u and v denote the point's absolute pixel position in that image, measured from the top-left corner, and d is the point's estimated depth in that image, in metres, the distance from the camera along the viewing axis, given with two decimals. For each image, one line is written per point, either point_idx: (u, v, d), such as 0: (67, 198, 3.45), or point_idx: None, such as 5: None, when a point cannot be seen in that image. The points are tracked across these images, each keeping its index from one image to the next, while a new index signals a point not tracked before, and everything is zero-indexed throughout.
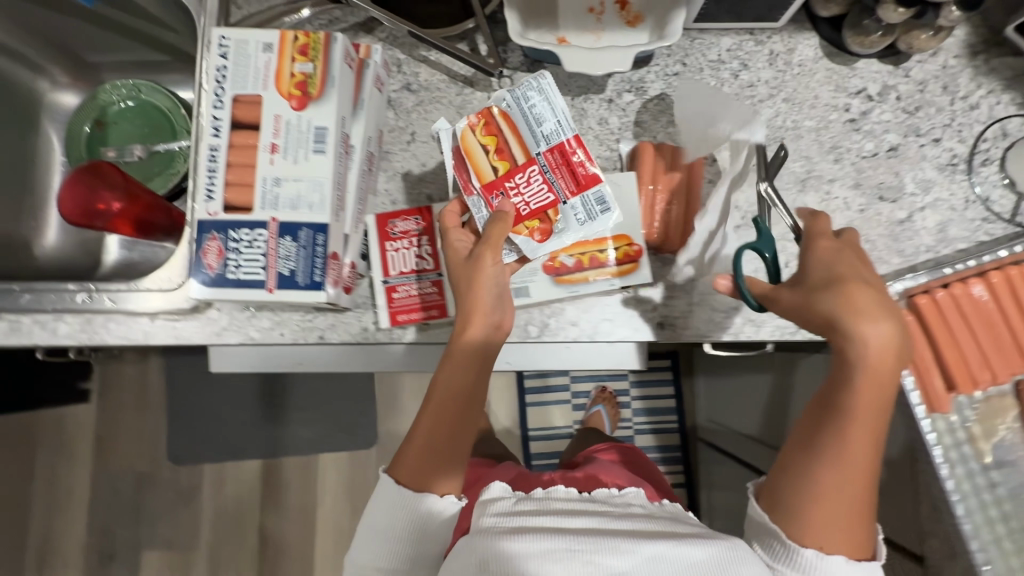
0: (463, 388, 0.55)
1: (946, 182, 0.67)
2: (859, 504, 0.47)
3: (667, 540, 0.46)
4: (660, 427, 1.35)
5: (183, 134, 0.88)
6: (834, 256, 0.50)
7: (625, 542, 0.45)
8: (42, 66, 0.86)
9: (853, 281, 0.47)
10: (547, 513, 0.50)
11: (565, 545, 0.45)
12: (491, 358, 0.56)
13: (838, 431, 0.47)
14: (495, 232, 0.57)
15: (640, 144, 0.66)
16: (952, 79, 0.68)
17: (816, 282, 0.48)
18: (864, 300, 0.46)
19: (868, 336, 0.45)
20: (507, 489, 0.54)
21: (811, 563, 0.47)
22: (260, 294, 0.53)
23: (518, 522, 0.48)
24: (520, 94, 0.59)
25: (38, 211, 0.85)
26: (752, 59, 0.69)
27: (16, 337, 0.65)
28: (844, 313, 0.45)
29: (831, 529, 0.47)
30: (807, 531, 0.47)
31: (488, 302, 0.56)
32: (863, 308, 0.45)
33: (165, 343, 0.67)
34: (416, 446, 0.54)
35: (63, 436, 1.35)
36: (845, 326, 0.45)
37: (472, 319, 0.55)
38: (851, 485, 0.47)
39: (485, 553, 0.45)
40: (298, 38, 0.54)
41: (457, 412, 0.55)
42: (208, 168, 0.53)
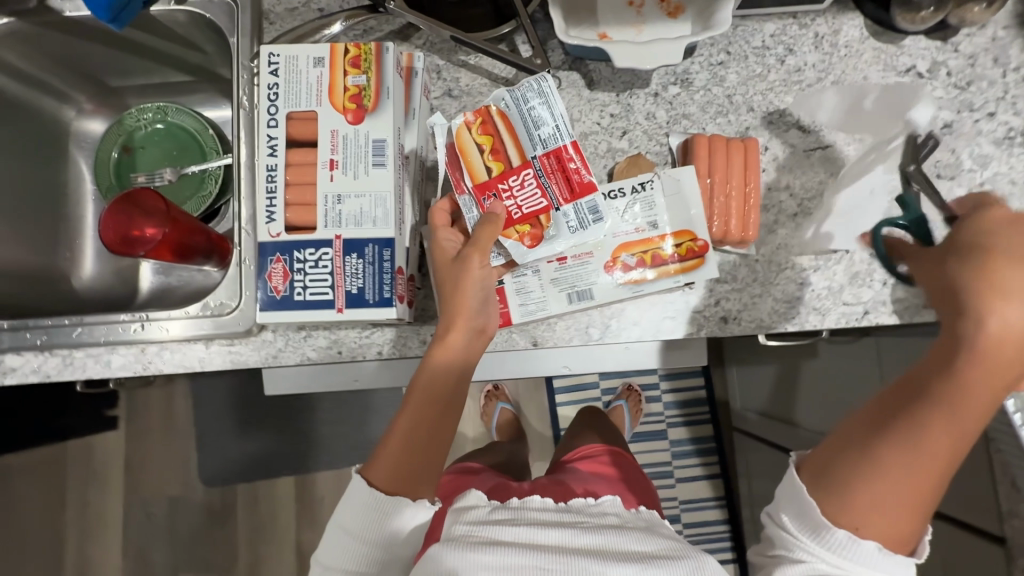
0: (447, 392, 0.54)
1: (1003, 156, 0.66)
2: (908, 493, 0.44)
3: (636, 562, 0.44)
4: (694, 419, 1.34)
5: (213, 155, 0.86)
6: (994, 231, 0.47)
7: (597, 564, 0.43)
8: (68, 95, 0.85)
9: (1003, 259, 0.45)
10: (522, 523, 0.47)
11: (535, 564, 0.43)
12: (473, 363, 0.57)
13: (919, 412, 0.44)
14: (484, 234, 0.57)
15: (692, 136, 0.65)
16: (1002, 51, 0.67)
17: (956, 254, 0.48)
18: (1001, 277, 0.44)
19: (989, 314, 0.43)
20: (483, 498, 0.51)
21: (843, 544, 0.44)
22: (330, 314, 0.52)
23: (491, 533, 0.46)
24: (520, 95, 0.59)
25: (71, 241, 0.84)
26: (797, 43, 0.68)
27: (71, 371, 0.64)
28: (980, 288, 0.44)
29: (873, 515, 0.44)
30: (846, 511, 0.45)
31: (473, 305, 0.56)
32: (1002, 290, 0.43)
33: (222, 367, 0.65)
34: (394, 447, 0.52)
35: (89, 466, 1.32)
36: (975, 303, 0.44)
37: (457, 319, 0.55)
38: (902, 472, 0.44)
39: (452, 561, 0.43)
40: (349, 50, 0.54)
41: (438, 416, 0.54)
42: (267, 189, 0.52)
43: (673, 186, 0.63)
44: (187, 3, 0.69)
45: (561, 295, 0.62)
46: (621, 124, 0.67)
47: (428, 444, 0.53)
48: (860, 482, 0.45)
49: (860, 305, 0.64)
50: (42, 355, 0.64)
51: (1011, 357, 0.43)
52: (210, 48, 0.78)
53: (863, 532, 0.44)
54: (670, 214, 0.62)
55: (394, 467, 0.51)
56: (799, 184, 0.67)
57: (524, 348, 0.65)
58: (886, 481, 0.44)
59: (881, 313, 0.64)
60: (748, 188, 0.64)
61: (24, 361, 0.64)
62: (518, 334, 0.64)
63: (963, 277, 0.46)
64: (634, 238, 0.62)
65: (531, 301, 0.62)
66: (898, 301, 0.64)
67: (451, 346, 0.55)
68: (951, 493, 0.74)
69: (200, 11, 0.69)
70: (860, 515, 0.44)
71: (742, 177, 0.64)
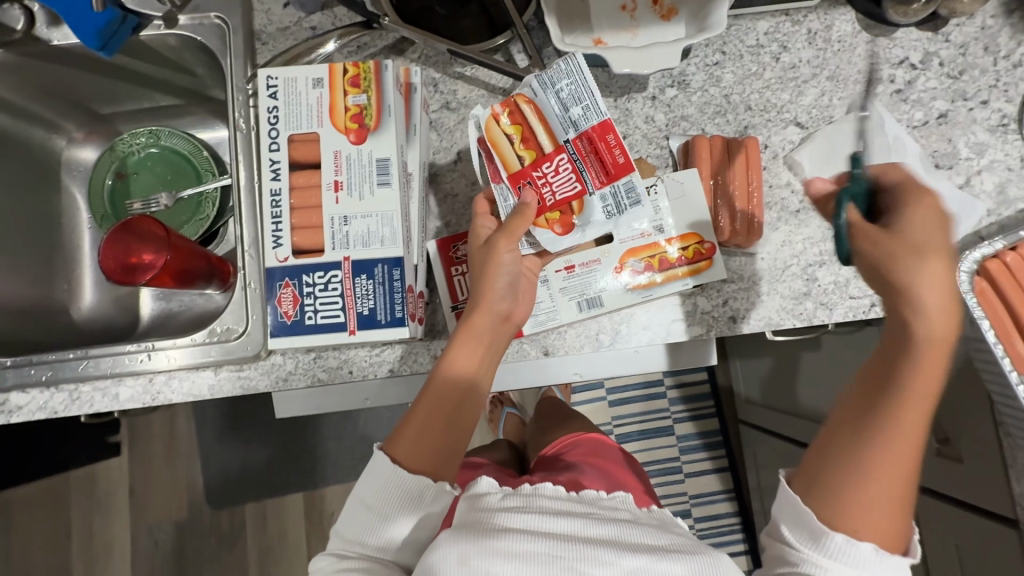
0: (469, 380, 0.55)
1: (999, 143, 0.66)
2: (893, 487, 0.44)
3: (648, 553, 0.43)
4: (700, 413, 1.34)
5: (208, 177, 0.85)
6: (933, 216, 0.46)
7: (610, 552, 0.42)
8: (58, 125, 0.83)
9: (939, 253, 0.45)
10: (531, 512, 0.46)
11: (546, 550, 0.42)
12: (498, 346, 0.57)
13: (887, 408, 0.45)
14: (514, 223, 0.57)
15: (692, 138, 0.65)
16: (992, 39, 0.67)
17: (900, 243, 0.46)
18: (931, 265, 0.45)
19: (928, 314, 0.45)
20: (495, 486, 0.50)
21: (841, 549, 0.43)
22: (342, 337, 0.52)
23: (501, 520, 0.45)
24: (547, 80, 0.58)
25: (69, 272, 0.83)
26: (791, 40, 0.68)
27: (77, 406, 0.63)
28: (919, 288, 0.45)
29: (864, 516, 0.43)
30: (839, 514, 0.44)
31: (499, 292, 0.57)
32: (936, 288, 0.45)
33: (232, 394, 0.64)
34: (417, 427, 0.52)
35: (94, 495, 1.30)
36: (914, 301, 0.45)
37: (482, 303, 0.56)
38: (884, 470, 0.44)
39: (463, 549, 0.42)
40: (348, 69, 0.53)
41: (456, 408, 0.53)
42: (273, 214, 0.52)
43: (677, 189, 0.63)
44: (177, 27, 0.68)
45: (570, 303, 0.62)
46: (621, 129, 0.67)
47: (449, 430, 0.53)
48: (846, 483, 0.44)
49: (866, 297, 0.64)
50: (48, 391, 0.63)
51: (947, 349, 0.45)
52: (202, 70, 0.77)
53: (862, 533, 0.43)
54: (675, 218, 0.63)
55: (416, 446, 0.51)
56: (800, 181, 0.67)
57: (535, 358, 0.65)
58: (874, 480, 0.44)
59: None
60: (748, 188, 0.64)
61: (30, 399, 0.63)
62: (529, 344, 0.64)
63: (900, 273, 0.45)
64: (640, 242, 0.63)
65: (541, 310, 0.62)
66: None
67: (477, 330, 0.55)
68: (963, 479, 0.75)
69: (191, 34, 0.69)
70: (855, 516, 0.43)
71: (744, 176, 0.64)
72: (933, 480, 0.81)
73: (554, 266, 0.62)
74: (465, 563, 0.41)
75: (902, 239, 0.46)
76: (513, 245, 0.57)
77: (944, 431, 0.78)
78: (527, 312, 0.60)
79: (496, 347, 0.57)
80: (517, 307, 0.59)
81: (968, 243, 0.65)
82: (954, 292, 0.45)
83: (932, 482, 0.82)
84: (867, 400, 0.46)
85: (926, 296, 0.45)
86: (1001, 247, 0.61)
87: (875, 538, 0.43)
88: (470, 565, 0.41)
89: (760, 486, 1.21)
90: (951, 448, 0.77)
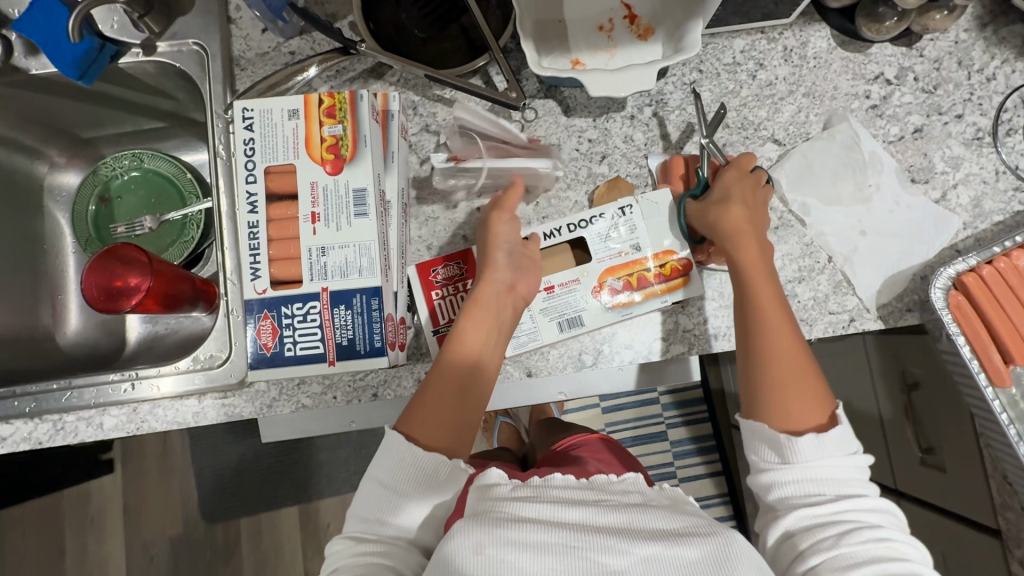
0: (479, 352, 0.57)
1: (974, 157, 0.67)
2: (803, 380, 0.54)
3: (661, 540, 0.42)
4: (692, 418, 1.34)
5: (192, 200, 0.85)
6: (729, 176, 0.62)
7: (623, 540, 0.41)
8: (40, 150, 0.83)
9: (733, 202, 0.60)
10: (544, 500, 0.45)
11: (560, 540, 0.41)
12: (507, 313, 0.59)
13: (758, 328, 0.57)
14: (507, 199, 0.62)
15: (670, 159, 0.66)
16: (966, 53, 0.68)
17: (711, 203, 0.61)
18: (735, 204, 0.60)
19: (737, 249, 0.59)
20: (504, 476, 0.49)
21: (789, 448, 0.51)
22: (321, 366, 0.56)
23: (514, 508, 0.44)
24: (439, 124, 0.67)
25: (54, 297, 0.83)
26: (767, 58, 0.68)
27: (62, 436, 0.63)
28: (729, 231, 0.59)
29: (790, 410, 0.53)
30: (773, 417, 0.53)
31: (500, 259, 0.59)
32: (739, 226, 0.59)
33: (217, 421, 0.64)
34: (435, 409, 0.54)
35: (87, 513, 1.30)
36: (729, 242, 0.59)
37: (487, 276, 0.58)
38: (785, 370, 0.55)
39: (478, 536, 0.41)
40: (323, 101, 0.56)
41: (469, 379, 0.56)
42: (251, 247, 0.55)
43: (654, 212, 0.64)
44: (156, 54, 0.68)
45: (551, 324, 0.63)
46: (600, 148, 0.68)
47: (461, 391, 0.55)
48: (765, 396, 0.54)
49: (845, 313, 0.65)
50: (32, 422, 0.63)
51: (765, 265, 0.59)
52: (182, 95, 0.77)
53: (804, 425, 0.52)
54: (653, 237, 0.64)
55: (433, 421, 0.54)
56: (778, 198, 0.67)
57: (518, 379, 0.65)
58: (785, 383, 0.54)
59: (867, 319, 0.65)
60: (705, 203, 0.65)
61: (14, 429, 0.63)
62: (511, 365, 0.64)
63: (718, 220, 0.60)
64: (619, 261, 0.63)
65: (522, 331, 0.63)
66: (882, 306, 0.65)
67: (484, 304, 0.58)
68: (948, 486, 0.76)
69: (170, 61, 0.69)
70: (789, 414, 0.53)
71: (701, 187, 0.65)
72: (919, 487, 0.82)
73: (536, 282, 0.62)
74: (479, 552, 0.40)
75: (716, 197, 0.61)
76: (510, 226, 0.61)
77: (928, 440, 0.79)
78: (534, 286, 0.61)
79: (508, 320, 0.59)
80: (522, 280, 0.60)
81: (946, 257, 0.66)
82: (750, 222, 0.60)
83: (917, 488, 0.83)
84: (744, 331, 0.58)
85: (733, 228, 0.59)
86: (975, 262, 0.62)
87: (813, 424, 0.52)
88: (485, 554, 0.40)
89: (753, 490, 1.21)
90: (934, 457, 0.78)
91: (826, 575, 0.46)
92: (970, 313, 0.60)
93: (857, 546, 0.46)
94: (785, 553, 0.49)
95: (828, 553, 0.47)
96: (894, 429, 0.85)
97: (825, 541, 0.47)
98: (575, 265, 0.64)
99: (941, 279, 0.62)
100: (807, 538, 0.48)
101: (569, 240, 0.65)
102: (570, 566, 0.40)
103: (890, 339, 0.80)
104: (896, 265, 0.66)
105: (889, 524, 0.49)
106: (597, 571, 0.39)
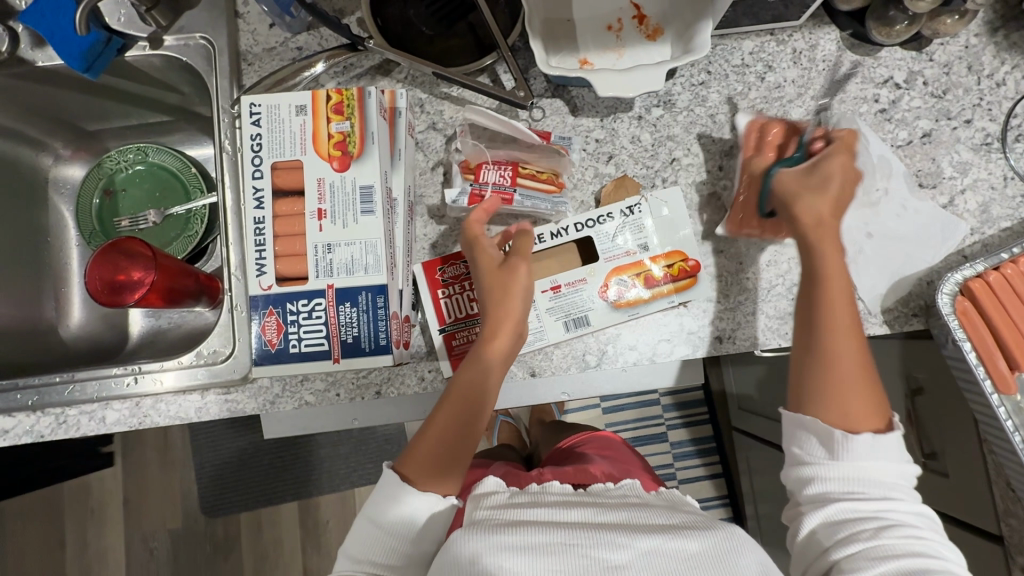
0: (485, 389, 0.55)
1: (982, 163, 0.67)
2: (865, 381, 0.52)
3: (663, 533, 0.42)
4: (693, 419, 1.34)
5: (197, 194, 0.85)
6: (830, 158, 0.58)
7: (624, 535, 0.41)
8: (45, 142, 0.83)
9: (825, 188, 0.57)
10: (540, 506, 0.46)
11: (560, 539, 0.41)
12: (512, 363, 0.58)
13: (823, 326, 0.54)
14: (523, 243, 0.59)
15: (754, 122, 0.65)
16: (976, 58, 0.67)
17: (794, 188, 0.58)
18: (822, 190, 0.57)
19: (819, 238, 0.56)
20: (501, 484, 0.50)
21: (842, 445, 0.50)
22: (325, 363, 0.56)
23: (512, 515, 0.44)
24: (449, 121, 0.67)
25: (57, 290, 0.83)
26: (776, 60, 0.68)
27: (65, 430, 0.63)
28: (813, 218, 0.56)
29: (850, 411, 0.51)
30: (828, 415, 0.52)
31: (519, 312, 0.56)
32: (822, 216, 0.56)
33: (219, 416, 0.64)
34: (434, 448, 0.53)
35: (87, 505, 1.30)
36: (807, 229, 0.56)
37: (501, 332, 0.55)
38: (847, 371, 0.52)
39: (474, 545, 0.41)
40: (331, 97, 0.56)
41: (468, 417, 0.55)
42: (256, 243, 0.55)
43: (661, 208, 0.64)
44: (162, 48, 0.68)
45: (557, 323, 0.63)
46: (607, 149, 0.67)
47: (463, 431, 0.54)
48: (818, 394, 0.53)
49: None
50: (34, 415, 0.63)
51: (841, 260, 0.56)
52: (188, 89, 0.77)
53: (859, 425, 0.51)
54: (660, 236, 0.64)
55: (428, 459, 0.53)
56: None
57: (522, 379, 0.64)
58: (850, 382, 0.52)
59: (872, 324, 0.64)
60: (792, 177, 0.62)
61: (16, 422, 0.63)
62: (515, 365, 0.64)
63: (803, 204, 0.57)
64: (625, 261, 0.63)
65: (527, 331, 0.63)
66: (887, 311, 0.65)
67: (498, 341, 0.55)
68: (951, 492, 0.76)
69: (176, 55, 0.69)
70: (847, 413, 0.51)
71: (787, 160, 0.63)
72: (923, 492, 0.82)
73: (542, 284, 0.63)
74: (476, 562, 0.40)
75: (816, 174, 0.58)
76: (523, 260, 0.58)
77: (931, 446, 0.79)
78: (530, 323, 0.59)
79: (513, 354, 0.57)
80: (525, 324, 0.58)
81: (952, 262, 0.65)
82: (835, 211, 0.57)
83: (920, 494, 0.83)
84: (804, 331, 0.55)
85: (823, 212, 0.56)
86: (982, 268, 0.61)
87: (868, 426, 0.51)
88: (479, 564, 0.40)
89: (753, 492, 1.21)
90: (937, 462, 0.78)
91: (861, 563, 0.46)
92: (976, 320, 0.60)
93: (894, 540, 0.47)
94: (817, 542, 0.50)
95: (863, 544, 0.47)
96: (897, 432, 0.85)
97: (864, 531, 0.47)
98: (581, 265, 0.64)
99: (947, 284, 0.61)
100: (845, 528, 0.48)
101: (576, 239, 0.65)
102: (571, 564, 0.39)
103: (896, 344, 0.80)
104: (902, 270, 0.65)
105: (925, 526, 0.49)
106: (597, 568, 0.39)
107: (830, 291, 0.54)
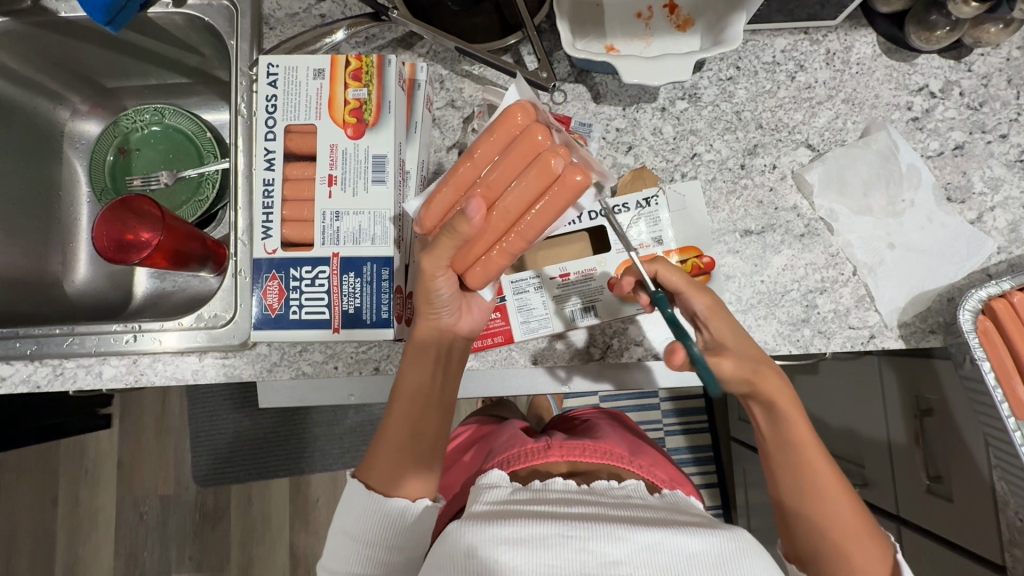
0: (426, 394, 0.55)
1: (1015, 179, 0.64)
2: (861, 529, 0.50)
3: (666, 527, 0.40)
4: (690, 428, 1.31)
5: (210, 159, 0.84)
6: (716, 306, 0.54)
7: (622, 527, 0.40)
8: (63, 96, 0.83)
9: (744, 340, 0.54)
10: (542, 502, 0.45)
11: (556, 531, 0.39)
12: (444, 383, 0.56)
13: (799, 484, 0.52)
14: (478, 275, 0.53)
15: (511, 107, 0.51)
16: (1017, 71, 0.65)
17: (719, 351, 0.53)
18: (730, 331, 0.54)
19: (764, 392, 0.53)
20: (505, 478, 0.49)
21: None
22: (325, 332, 0.55)
23: (510, 510, 0.43)
24: (468, 98, 0.66)
25: (66, 245, 0.83)
26: (808, 60, 0.66)
27: (61, 382, 0.63)
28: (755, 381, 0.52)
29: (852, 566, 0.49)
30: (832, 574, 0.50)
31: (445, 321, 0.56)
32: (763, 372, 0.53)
33: (214, 380, 0.63)
34: (393, 447, 0.53)
35: (82, 463, 1.30)
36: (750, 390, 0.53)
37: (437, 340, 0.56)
38: (838, 527, 0.50)
39: (470, 540, 0.39)
40: (350, 63, 0.55)
41: (421, 416, 0.54)
42: (264, 205, 0.54)
43: (679, 202, 0.64)
44: (184, 6, 0.68)
45: (563, 312, 0.62)
46: (627, 139, 0.66)
47: (406, 437, 0.53)
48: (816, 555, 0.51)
49: (866, 329, 0.63)
50: (32, 365, 0.63)
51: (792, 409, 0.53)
52: (209, 51, 0.76)
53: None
54: (674, 229, 0.64)
55: (386, 464, 0.52)
56: (807, 205, 0.65)
57: (523, 366, 0.63)
58: (848, 539, 0.50)
59: (887, 337, 0.63)
60: (505, 191, 0.51)
61: (14, 370, 0.63)
62: (517, 352, 0.63)
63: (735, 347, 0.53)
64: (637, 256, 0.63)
65: (534, 318, 0.62)
66: (904, 325, 0.63)
67: (428, 347, 0.56)
68: (955, 520, 0.75)
69: (199, 14, 0.68)
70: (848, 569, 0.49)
71: (509, 175, 0.50)
72: (926, 519, 0.80)
73: (485, 295, 0.58)
74: (471, 557, 0.38)
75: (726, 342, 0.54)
76: (442, 264, 0.51)
77: (936, 469, 0.78)
78: (475, 323, 0.58)
79: (455, 364, 0.57)
80: (459, 321, 0.56)
81: (975, 280, 0.63)
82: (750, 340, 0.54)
83: (919, 517, 0.82)
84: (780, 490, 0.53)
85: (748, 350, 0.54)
86: (1007, 287, 0.59)
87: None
88: (475, 558, 0.38)
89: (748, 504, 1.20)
90: (942, 486, 0.77)
91: None
92: (996, 339, 0.58)
93: None
94: None
95: None
96: (902, 453, 0.83)
97: None
98: (593, 254, 0.63)
99: (972, 300, 0.59)
100: None
101: (589, 228, 0.64)
102: (567, 560, 0.37)
103: (912, 361, 0.78)
104: (922, 284, 0.63)
105: None
106: (595, 562, 0.37)
107: (802, 457, 0.53)
